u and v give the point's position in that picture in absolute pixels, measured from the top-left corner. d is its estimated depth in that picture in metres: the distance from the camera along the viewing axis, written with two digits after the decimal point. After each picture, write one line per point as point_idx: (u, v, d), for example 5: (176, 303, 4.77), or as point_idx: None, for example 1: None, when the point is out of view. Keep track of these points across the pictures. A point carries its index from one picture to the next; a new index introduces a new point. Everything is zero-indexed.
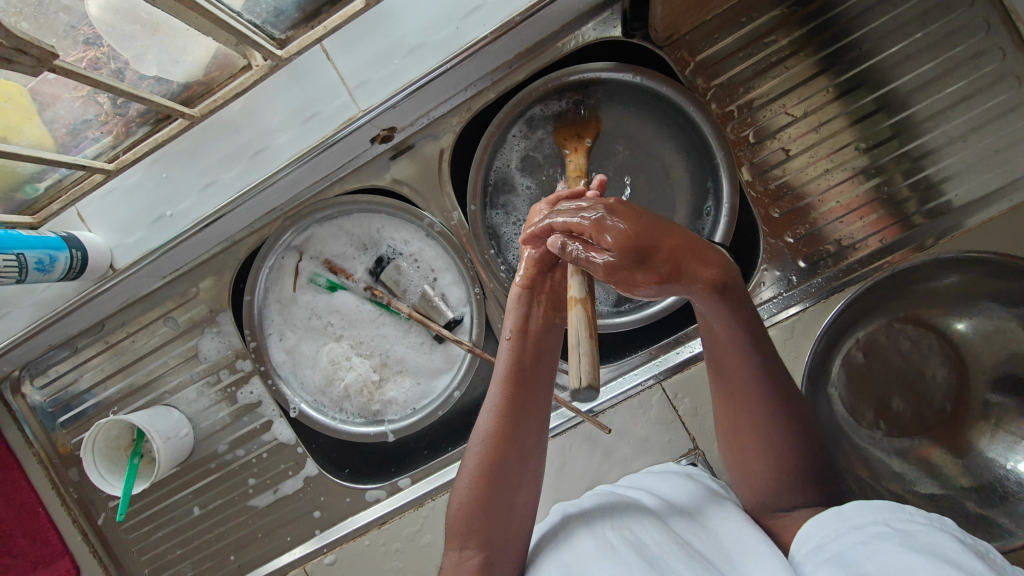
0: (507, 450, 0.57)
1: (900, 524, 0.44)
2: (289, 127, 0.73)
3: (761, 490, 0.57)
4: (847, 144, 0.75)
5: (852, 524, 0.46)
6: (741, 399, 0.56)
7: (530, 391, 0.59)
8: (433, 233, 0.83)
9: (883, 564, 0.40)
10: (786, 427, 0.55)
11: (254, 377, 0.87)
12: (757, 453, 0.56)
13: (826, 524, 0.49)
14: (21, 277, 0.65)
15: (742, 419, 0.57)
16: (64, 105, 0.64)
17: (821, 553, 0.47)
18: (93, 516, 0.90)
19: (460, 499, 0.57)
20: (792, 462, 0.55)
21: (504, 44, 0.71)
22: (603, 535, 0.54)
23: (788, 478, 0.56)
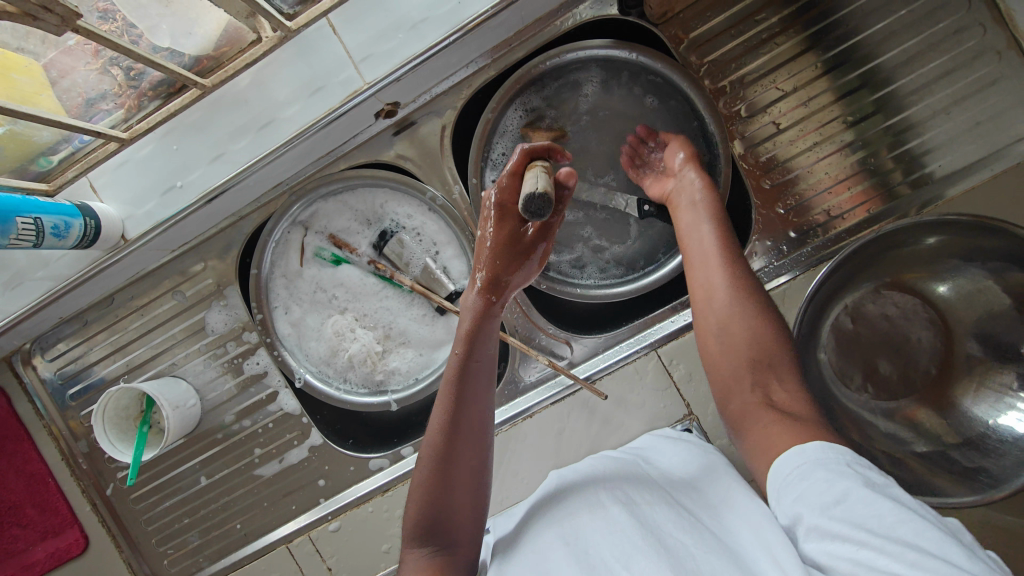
0: (455, 450, 0.57)
1: (860, 469, 0.46)
2: (297, 99, 0.75)
3: (742, 368, 0.59)
4: (834, 118, 0.78)
5: (814, 461, 0.48)
6: (715, 267, 0.64)
7: (474, 391, 0.59)
8: (435, 207, 0.85)
9: (857, 515, 0.42)
10: (756, 294, 0.62)
11: (260, 349, 0.90)
12: (728, 323, 0.62)
13: (788, 460, 0.50)
14: (39, 242, 0.68)
15: (721, 286, 0.63)
16: (81, 76, 0.67)
17: (785, 490, 0.49)
18: (102, 487, 0.92)
19: (418, 499, 0.57)
20: (764, 328, 0.60)
21: (504, 20, 0.74)
22: (600, 501, 0.54)
23: (762, 343, 0.60)
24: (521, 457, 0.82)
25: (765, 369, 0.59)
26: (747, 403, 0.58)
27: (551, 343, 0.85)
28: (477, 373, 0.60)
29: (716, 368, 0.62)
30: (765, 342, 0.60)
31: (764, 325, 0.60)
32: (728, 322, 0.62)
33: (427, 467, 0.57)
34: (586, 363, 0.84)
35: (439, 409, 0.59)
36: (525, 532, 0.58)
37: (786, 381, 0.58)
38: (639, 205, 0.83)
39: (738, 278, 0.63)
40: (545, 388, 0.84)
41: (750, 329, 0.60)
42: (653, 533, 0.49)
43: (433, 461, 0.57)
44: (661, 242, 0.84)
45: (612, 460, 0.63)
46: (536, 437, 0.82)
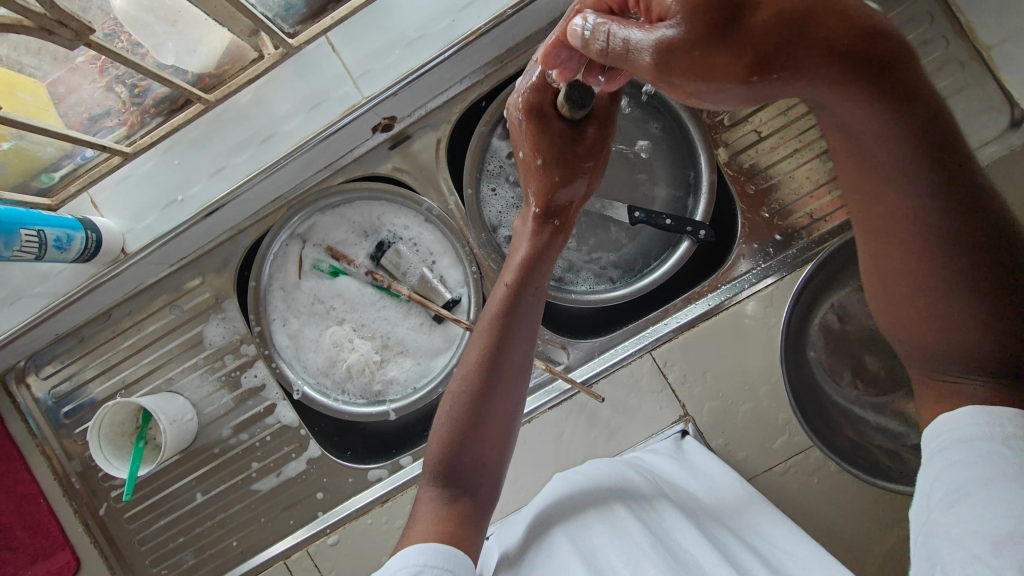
0: (485, 391, 0.59)
1: (1017, 447, 0.42)
2: (296, 114, 0.78)
3: (930, 354, 0.48)
4: (813, 126, 0.82)
5: (965, 437, 0.45)
6: (908, 233, 0.44)
7: (518, 334, 0.62)
8: (431, 217, 0.88)
9: (990, 506, 0.40)
10: (968, 264, 0.43)
11: (258, 361, 0.90)
12: (918, 295, 0.46)
13: (942, 426, 0.47)
14: (40, 254, 0.69)
15: (907, 258, 0.45)
16: (86, 93, 0.69)
17: (930, 462, 0.47)
18: (95, 507, 0.91)
19: (441, 434, 0.60)
20: (969, 317, 0.44)
21: (495, 37, 0.77)
22: (614, 513, 0.60)
23: (964, 339, 0.45)
24: (521, 462, 0.83)
25: (936, 361, 0.48)
26: (938, 386, 0.49)
27: (548, 349, 0.86)
28: (513, 322, 0.62)
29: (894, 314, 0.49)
30: (961, 334, 0.45)
31: (986, 311, 0.43)
32: (920, 287, 0.45)
33: (459, 404, 0.60)
34: (582, 367, 0.85)
35: (477, 341, 0.63)
36: (535, 523, 0.64)
37: (981, 371, 0.45)
38: (629, 211, 0.84)
39: (947, 249, 0.43)
40: (542, 393, 0.84)
41: (954, 316, 0.45)
42: (665, 545, 0.55)
43: (462, 396, 0.60)
44: (652, 247, 0.87)
45: (621, 465, 0.70)
46: (535, 442, 0.83)
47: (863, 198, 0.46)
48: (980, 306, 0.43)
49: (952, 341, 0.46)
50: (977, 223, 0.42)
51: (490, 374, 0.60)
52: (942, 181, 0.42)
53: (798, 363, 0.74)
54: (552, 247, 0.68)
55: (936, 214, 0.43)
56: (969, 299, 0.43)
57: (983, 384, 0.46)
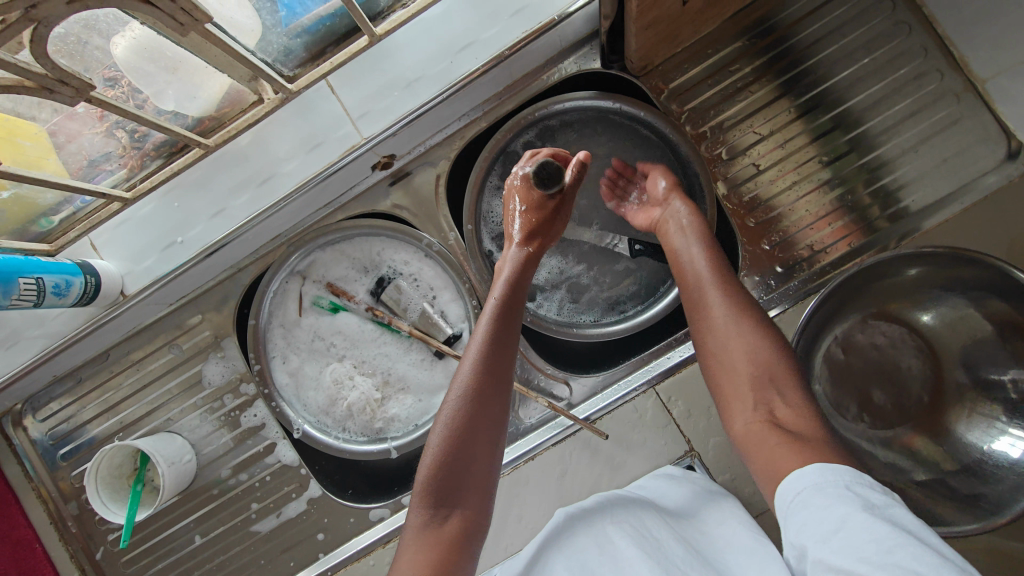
0: (483, 399, 0.59)
1: (860, 490, 0.45)
2: (297, 155, 0.78)
3: (744, 387, 0.59)
4: (811, 158, 0.82)
5: (814, 488, 0.47)
6: (714, 310, 0.64)
7: (509, 345, 0.63)
8: (431, 253, 0.87)
9: (853, 541, 0.41)
10: (755, 308, 0.64)
11: (258, 400, 0.89)
12: (726, 338, 0.62)
13: (792, 486, 0.48)
14: (39, 301, 0.68)
15: (721, 321, 0.63)
16: (86, 140, 0.69)
17: (788, 519, 0.48)
18: (92, 551, 0.89)
19: (436, 451, 0.57)
20: (763, 345, 0.60)
21: (493, 77, 0.78)
22: (606, 533, 0.61)
23: (766, 381, 0.58)
24: (525, 500, 0.81)
25: (765, 384, 0.58)
26: (756, 445, 0.55)
27: (550, 385, 0.86)
28: (506, 330, 0.63)
29: (720, 387, 0.62)
30: (765, 358, 0.59)
31: (775, 366, 0.59)
32: (733, 336, 0.62)
33: (457, 416, 0.58)
34: (585, 403, 0.84)
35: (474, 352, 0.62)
36: (534, 556, 0.63)
37: (790, 396, 0.57)
38: (629, 243, 0.87)
39: (740, 319, 0.62)
40: (546, 429, 0.84)
41: (750, 351, 0.60)
42: (658, 560, 0.55)
43: (460, 405, 0.59)
44: (653, 280, 0.87)
45: (608, 493, 0.69)
46: (538, 480, 0.82)
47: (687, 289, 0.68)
48: (767, 360, 0.59)
49: (749, 367, 0.60)
50: (756, 307, 0.64)
51: (489, 384, 0.60)
52: (734, 280, 0.66)
53: None
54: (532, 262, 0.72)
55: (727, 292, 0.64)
56: (759, 354, 0.60)
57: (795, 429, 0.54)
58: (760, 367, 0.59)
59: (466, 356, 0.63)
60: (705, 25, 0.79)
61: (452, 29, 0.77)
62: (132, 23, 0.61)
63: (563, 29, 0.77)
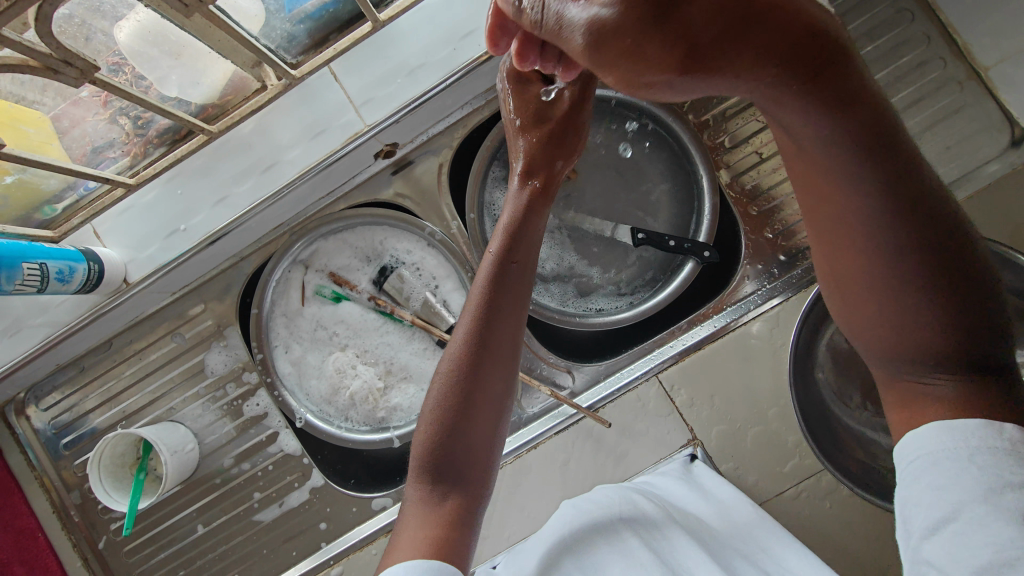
0: (473, 376, 0.56)
1: (989, 464, 0.40)
2: (299, 142, 0.78)
3: (884, 352, 0.47)
4: None
5: (942, 452, 0.43)
6: (847, 249, 0.44)
7: (504, 311, 0.58)
8: (434, 242, 0.87)
9: (961, 542, 0.39)
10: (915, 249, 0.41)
11: (260, 390, 0.89)
12: (868, 293, 0.44)
13: (914, 441, 0.45)
14: (43, 286, 0.68)
15: (855, 264, 0.44)
16: (90, 126, 0.69)
17: (903, 485, 0.46)
18: (95, 540, 0.89)
19: (427, 425, 0.56)
20: (918, 308, 0.42)
21: (496, 64, 0.78)
22: (628, 544, 0.61)
23: (912, 327, 0.43)
24: (528, 489, 0.81)
25: (904, 356, 0.45)
26: (905, 390, 0.47)
27: (552, 374, 0.86)
28: (499, 297, 0.58)
29: (855, 329, 0.48)
30: (917, 326, 0.43)
31: (946, 303, 0.41)
32: (873, 286, 0.44)
33: (446, 391, 0.56)
34: (588, 392, 0.84)
35: (463, 324, 0.59)
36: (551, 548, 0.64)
37: (945, 376, 0.44)
38: (632, 233, 0.84)
39: (883, 252, 0.42)
40: (548, 418, 0.84)
41: (901, 312, 0.43)
42: (668, 565, 0.58)
43: (449, 382, 0.56)
44: (656, 269, 0.87)
45: (637, 494, 0.69)
46: (541, 469, 0.82)
47: (812, 199, 0.45)
48: (934, 301, 0.41)
49: (893, 334, 0.45)
50: (918, 238, 0.40)
51: (478, 354, 0.56)
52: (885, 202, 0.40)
53: (804, 385, 0.73)
54: (533, 215, 0.64)
55: (871, 219, 0.41)
56: (918, 293, 0.42)
57: (954, 382, 0.44)
58: (916, 340, 0.43)
59: (457, 328, 0.59)
60: None
61: (455, 16, 0.77)
62: (137, 6, 0.61)
63: None
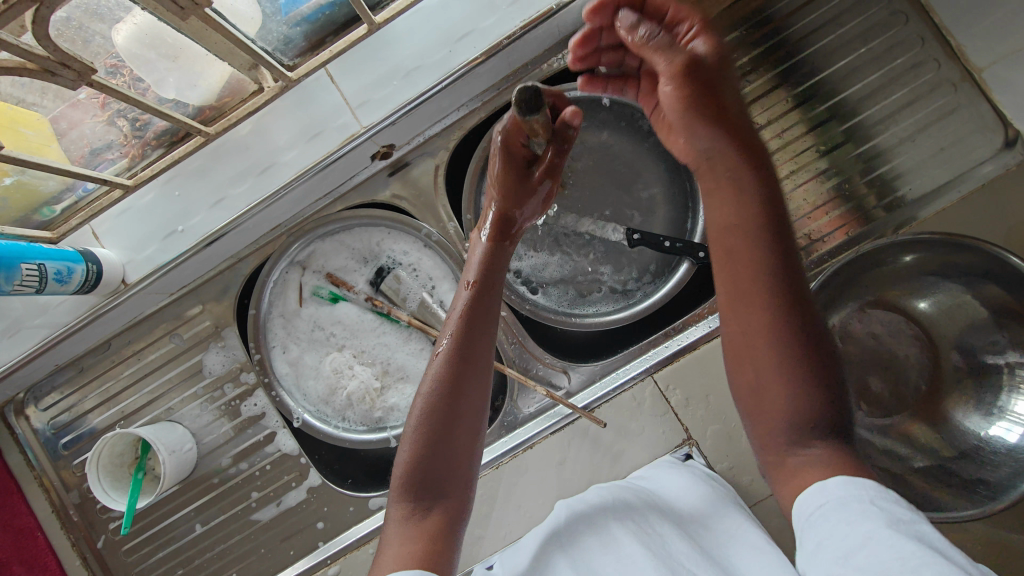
0: (457, 394, 0.58)
1: (886, 505, 0.44)
2: (296, 144, 0.78)
3: (774, 426, 0.49)
4: (809, 148, 0.82)
5: (836, 500, 0.45)
6: (749, 320, 0.49)
7: (482, 332, 0.61)
8: (430, 243, 0.88)
9: (876, 558, 0.40)
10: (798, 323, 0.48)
11: (258, 390, 0.90)
12: (761, 364, 0.48)
13: (809, 497, 0.46)
14: (41, 287, 0.69)
15: (750, 337, 0.49)
16: (88, 127, 0.70)
17: (805, 536, 0.46)
18: (93, 540, 0.90)
19: (409, 445, 0.57)
20: (801, 381, 0.47)
21: (492, 66, 0.78)
22: (610, 533, 0.62)
23: (801, 394, 0.47)
24: (524, 488, 0.82)
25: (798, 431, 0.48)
26: (787, 465, 0.49)
27: (549, 373, 0.86)
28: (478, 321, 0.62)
29: (748, 405, 0.51)
30: (799, 401, 0.47)
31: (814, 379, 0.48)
32: (766, 357, 0.48)
33: (428, 409, 0.58)
34: (584, 392, 0.84)
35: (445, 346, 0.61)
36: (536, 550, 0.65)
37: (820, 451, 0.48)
38: (628, 234, 0.84)
39: (781, 327, 0.48)
40: (545, 418, 0.84)
41: (792, 383, 0.47)
42: (664, 561, 0.56)
43: (433, 399, 0.58)
44: (651, 269, 0.87)
45: (619, 488, 0.70)
46: (537, 469, 0.82)
47: (732, 289, 0.50)
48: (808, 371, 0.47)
49: (788, 406, 0.47)
50: (804, 321, 0.48)
51: (459, 375, 0.59)
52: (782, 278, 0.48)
53: None
54: (504, 253, 0.70)
55: (772, 297, 0.48)
56: (798, 365, 0.47)
57: (828, 458, 0.48)
58: (806, 411, 0.47)
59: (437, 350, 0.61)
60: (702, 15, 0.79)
61: (451, 18, 0.77)
62: (134, 9, 0.61)
63: (561, 19, 0.77)
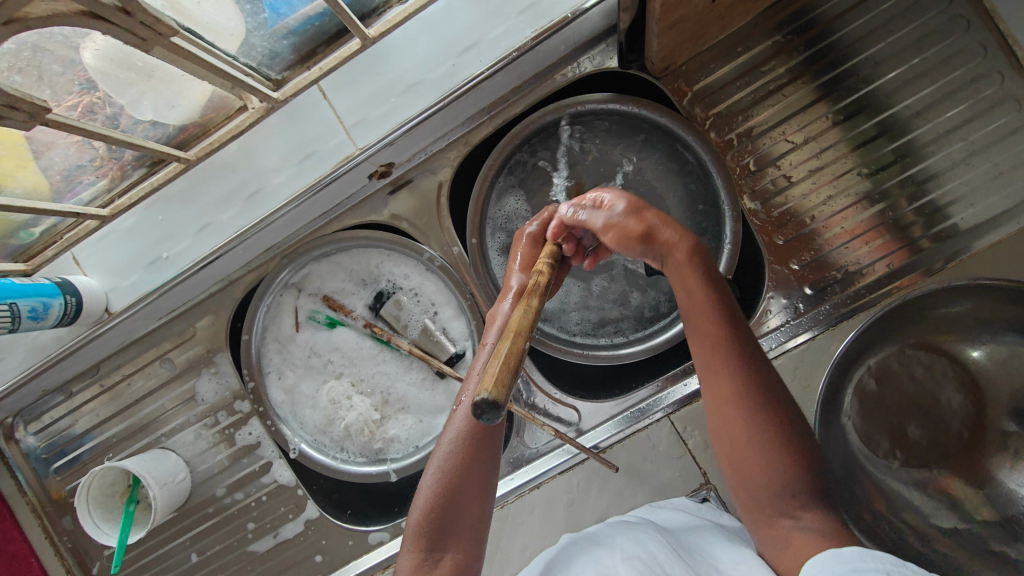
0: (478, 443, 0.55)
1: None
2: (287, 165, 0.73)
3: (760, 498, 0.50)
4: (849, 170, 0.74)
5: (848, 568, 0.41)
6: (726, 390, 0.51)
7: None
8: (433, 267, 0.82)
9: None
10: (765, 387, 0.51)
11: (253, 418, 0.86)
12: (746, 442, 0.50)
13: (821, 564, 0.43)
14: (15, 326, 0.64)
15: (727, 411, 0.51)
16: (60, 152, 0.63)
17: None
18: (88, 566, 0.87)
19: (426, 501, 0.53)
20: (776, 448, 0.49)
21: (500, 80, 0.71)
22: (614, 568, 0.52)
23: (796, 469, 0.49)
24: (530, 531, 0.78)
25: (787, 498, 0.49)
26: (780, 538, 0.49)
27: (556, 409, 0.81)
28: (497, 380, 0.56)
29: (735, 488, 0.52)
30: (788, 467, 0.49)
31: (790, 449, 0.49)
32: (735, 423, 0.51)
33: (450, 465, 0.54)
34: (594, 431, 0.79)
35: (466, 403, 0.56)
36: None
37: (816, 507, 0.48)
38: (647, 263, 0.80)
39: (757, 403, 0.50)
40: (553, 456, 0.79)
41: (766, 451, 0.49)
42: None
43: (452, 456, 0.54)
44: (668, 300, 0.81)
45: (629, 527, 0.61)
46: (544, 510, 0.78)
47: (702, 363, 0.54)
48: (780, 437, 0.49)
49: (769, 475, 0.49)
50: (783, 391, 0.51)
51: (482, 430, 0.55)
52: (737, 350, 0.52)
53: (827, 434, 0.70)
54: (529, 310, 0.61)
55: (751, 390, 0.51)
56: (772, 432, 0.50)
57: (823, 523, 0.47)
58: (787, 480, 0.49)
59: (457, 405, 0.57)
60: (735, 21, 0.71)
61: (455, 26, 0.70)
62: (93, 33, 0.55)
63: (576, 28, 0.69)
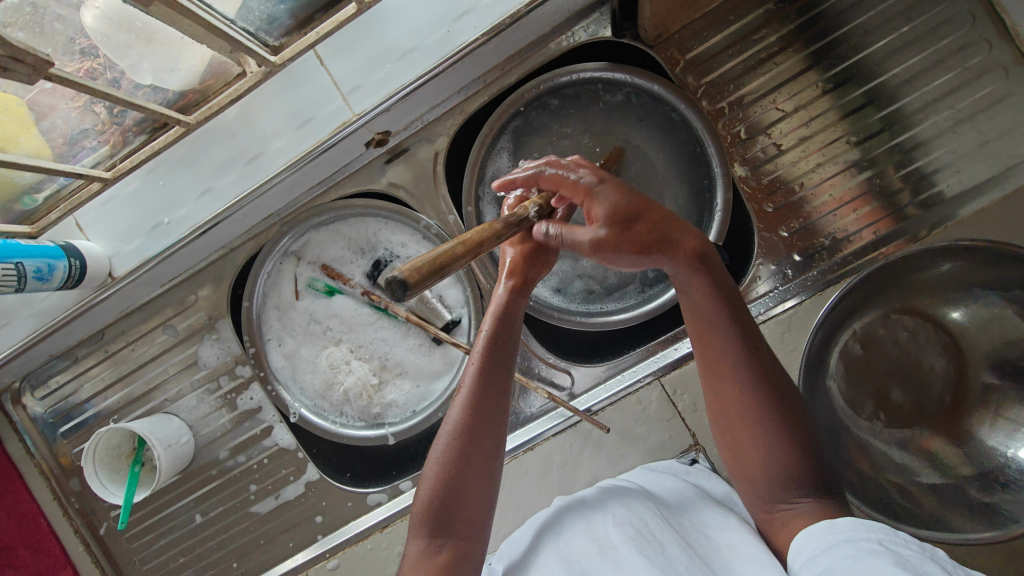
0: (475, 440, 0.56)
1: (893, 546, 0.43)
2: (286, 131, 0.74)
3: (758, 478, 0.56)
4: (838, 138, 0.76)
5: (841, 538, 0.46)
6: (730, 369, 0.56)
7: (496, 378, 0.58)
8: (429, 236, 0.83)
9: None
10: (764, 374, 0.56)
11: (253, 383, 0.88)
12: (752, 430, 0.55)
13: (816, 535, 0.48)
14: (21, 286, 0.66)
15: (730, 396, 0.57)
16: (62, 115, 0.64)
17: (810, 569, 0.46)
18: (95, 526, 0.90)
19: (428, 491, 0.56)
20: (774, 436, 0.55)
21: (494, 47, 0.72)
22: (608, 535, 0.56)
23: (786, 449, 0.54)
24: (524, 491, 0.80)
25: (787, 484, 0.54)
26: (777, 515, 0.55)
27: (550, 374, 0.83)
28: (492, 375, 0.58)
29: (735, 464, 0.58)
30: (787, 449, 0.54)
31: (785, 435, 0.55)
32: (739, 403, 0.56)
33: (447, 460, 0.56)
34: (586, 394, 0.81)
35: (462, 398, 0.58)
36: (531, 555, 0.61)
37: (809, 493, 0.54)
38: None
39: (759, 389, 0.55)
40: (547, 418, 0.82)
41: (770, 432, 0.55)
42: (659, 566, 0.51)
43: (450, 450, 0.56)
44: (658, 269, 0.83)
45: (619, 488, 0.64)
46: (537, 471, 0.80)
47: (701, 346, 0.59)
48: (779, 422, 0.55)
49: (766, 452, 0.55)
50: (777, 372, 0.57)
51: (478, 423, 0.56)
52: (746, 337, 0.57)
53: (812, 395, 0.71)
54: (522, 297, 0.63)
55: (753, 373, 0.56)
56: (773, 418, 0.55)
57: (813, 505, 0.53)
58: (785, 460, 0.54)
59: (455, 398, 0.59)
60: None
61: None
62: None
63: None
